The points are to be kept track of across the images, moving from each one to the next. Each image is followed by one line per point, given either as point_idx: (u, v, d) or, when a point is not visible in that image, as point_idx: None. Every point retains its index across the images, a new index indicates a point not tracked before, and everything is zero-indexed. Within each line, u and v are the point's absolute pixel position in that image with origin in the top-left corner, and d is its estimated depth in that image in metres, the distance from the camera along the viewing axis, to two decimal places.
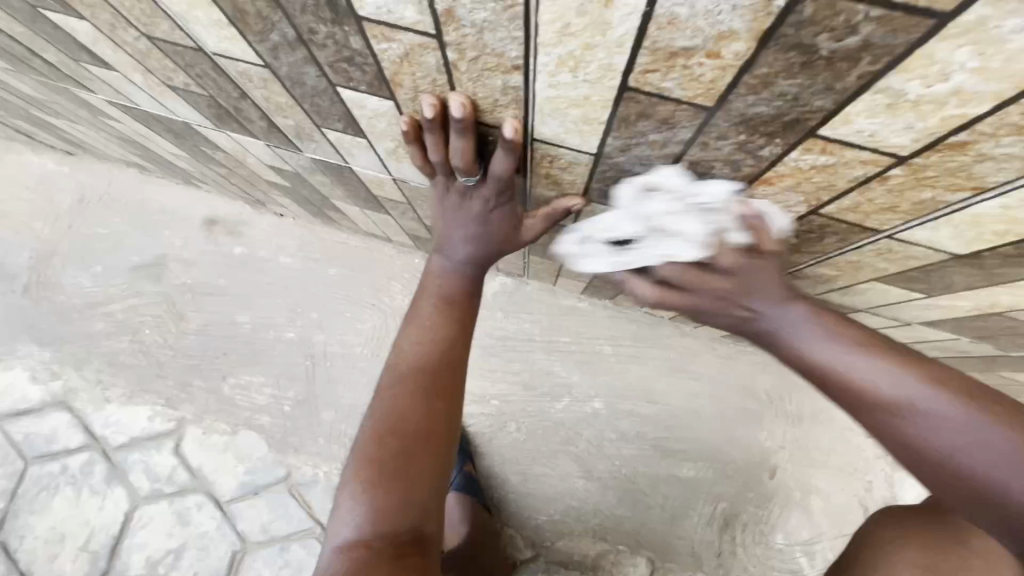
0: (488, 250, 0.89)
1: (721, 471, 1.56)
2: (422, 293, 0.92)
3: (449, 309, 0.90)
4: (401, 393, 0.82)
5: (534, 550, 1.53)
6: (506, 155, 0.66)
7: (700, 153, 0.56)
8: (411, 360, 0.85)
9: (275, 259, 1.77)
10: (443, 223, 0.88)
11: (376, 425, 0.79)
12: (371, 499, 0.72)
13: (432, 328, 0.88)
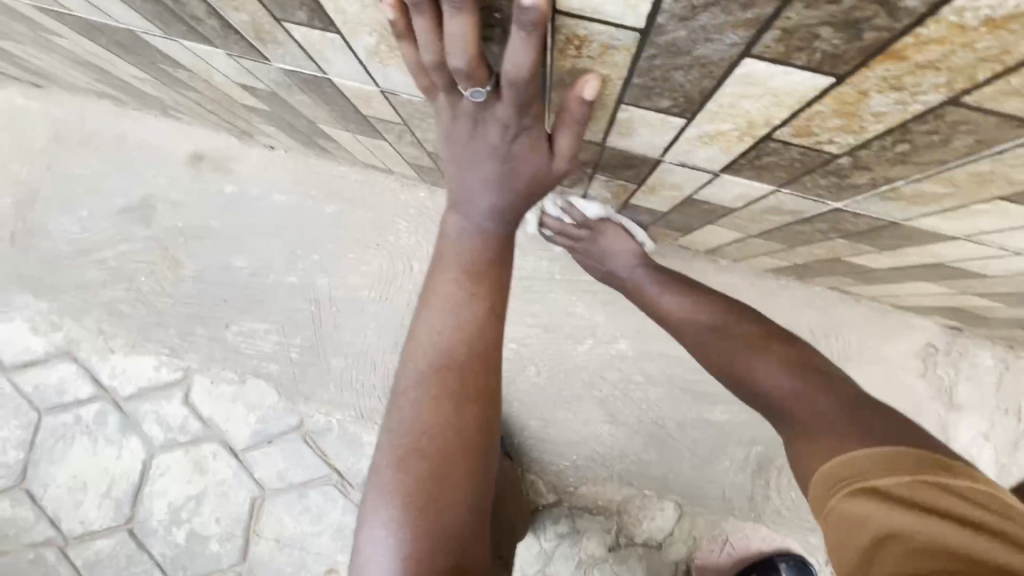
0: (515, 198, 0.76)
1: (757, 415, 1.46)
2: (438, 267, 0.80)
3: (473, 289, 0.78)
4: (431, 397, 0.74)
5: (557, 495, 1.47)
6: (522, 43, 0.49)
7: (803, 12, 0.38)
8: (434, 355, 0.76)
9: (269, 198, 1.62)
10: (459, 169, 0.75)
11: (408, 436, 0.73)
12: (408, 534, 0.68)
13: (455, 316, 0.77)
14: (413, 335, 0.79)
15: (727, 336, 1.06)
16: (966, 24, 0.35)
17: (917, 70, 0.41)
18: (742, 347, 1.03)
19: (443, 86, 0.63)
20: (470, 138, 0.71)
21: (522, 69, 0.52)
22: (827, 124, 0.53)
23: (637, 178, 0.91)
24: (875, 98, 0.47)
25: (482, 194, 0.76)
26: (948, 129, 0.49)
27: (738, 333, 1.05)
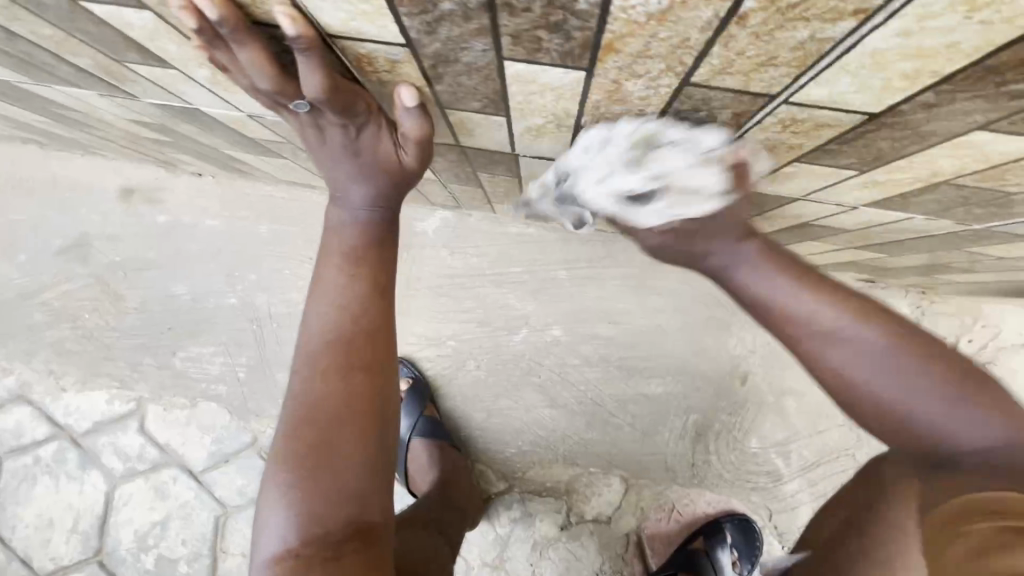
0: (385, 183, 0.75)
1: (690, 384, 1.51)
2: (324, 252, 0.79)
3: (358, 266, 0.77)
4: (319, 372, 0.72)
5: (507, 482, 1.52)
6: (308, 69, 0.53)
7: (512, 20, 0.42)
8: (322, 334, 0.75)
9: (202, 224, 1.65)
10: (325, 167, 0.76)
11: (298, 409, 0.71)
12: (300, 501, 0.65)
13: (340, 295, 0.76)
14: (304, 318, 0.77)
15: (903, 407, 0.64)
16: (639, 20, 0.40)
17: (637, 60, 0.46)
18: (924, 411, 0.63)
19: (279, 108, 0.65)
20: (321, 146, 0.72)
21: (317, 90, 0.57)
22: (612, 111, 0.58)
23: (513, 172, 0.95)
24: (629, 86, 0.51)
25: (352, 181, 0.75)
26: (706, 106, 0.53)
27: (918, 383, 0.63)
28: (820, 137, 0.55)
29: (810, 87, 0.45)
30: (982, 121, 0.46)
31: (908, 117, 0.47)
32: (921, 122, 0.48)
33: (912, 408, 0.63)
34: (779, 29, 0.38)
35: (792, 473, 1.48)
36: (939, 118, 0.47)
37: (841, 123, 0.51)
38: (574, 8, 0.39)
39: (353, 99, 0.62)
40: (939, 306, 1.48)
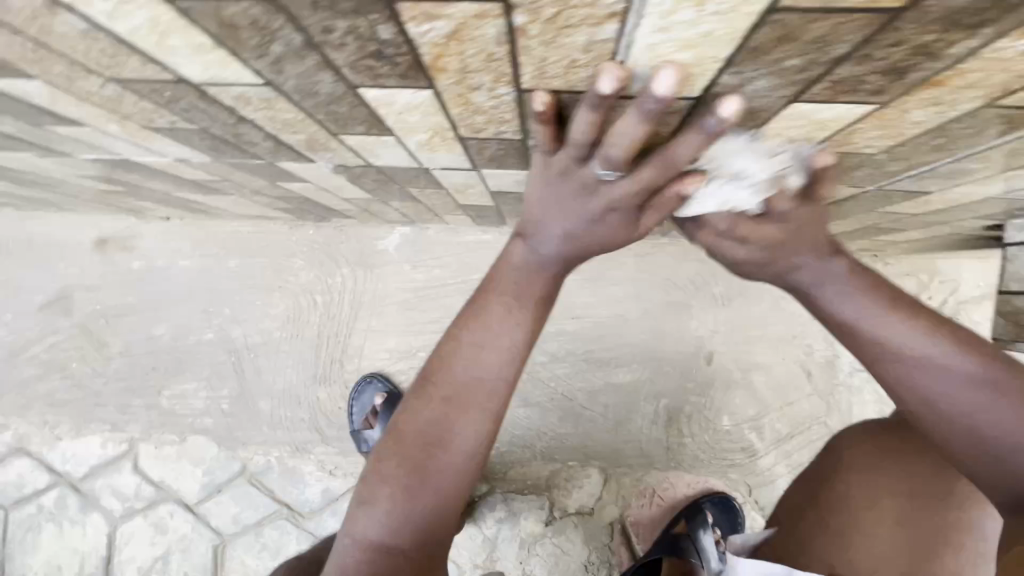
0: (573, 252, 0.72)
1: (658, 369, 1.54)
2: (492, 284, 0.76)
3: (517, 329, 0.75)
4: (443, 414, 0.75)
5: (489, 484, 1.55)
6: (539, 104, 0.52)
7: (338, 54, 0.47)
8: (462, 384, 0.75)
9: (174, 264, 1.71)
10: (534, 200, 0.68)
11: (403, 431, 0.76)
12: (401, 513, 0.73)
13: (502, 344, 0.75)
14: (445, 348, 0.77)
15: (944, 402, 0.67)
16: (441, 42, 0.44)
17: (465, 75, 0.50)
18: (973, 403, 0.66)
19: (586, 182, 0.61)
20: (568, 198, 0.65)
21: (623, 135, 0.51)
22: (477, 119, 0.61)
23: (436, 184, 0.99)
24: (475, 97, 0.55)
25: (551, 231, 0.70)
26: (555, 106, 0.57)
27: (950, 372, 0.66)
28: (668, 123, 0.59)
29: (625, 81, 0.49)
30: (792, 96, 0.49)
31: None
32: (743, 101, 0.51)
33: (949, 402, 0.67)
34: (560, 36, 0.41)
35: (766, 447, 1.51)
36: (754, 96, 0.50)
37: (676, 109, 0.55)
38: (380, 38, 0.43)
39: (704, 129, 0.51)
40: (895, 267, 1.50)
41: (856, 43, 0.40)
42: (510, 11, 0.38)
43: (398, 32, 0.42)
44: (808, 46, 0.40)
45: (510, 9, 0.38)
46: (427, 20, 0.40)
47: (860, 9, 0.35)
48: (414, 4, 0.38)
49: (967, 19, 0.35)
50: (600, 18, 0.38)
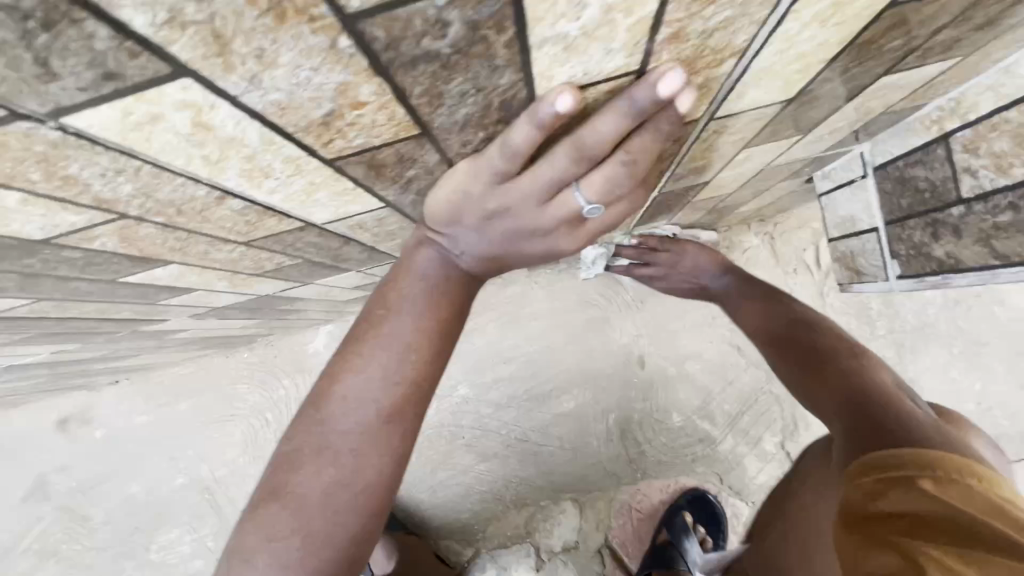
0: (502, 253, 0.57)
1: (597, 388, 1.56)
2: (393, 291, 0.61)
3: (425, 347, 0.61)
4: (347, 461, 0.57)
5: (473, 547, 1.57)
6: (527, 138, 0.40)
7: (57, 271, 0.54)
8: (368, 421, 0.58)
9: (133, 422, 1.79)
10: (458, 207, 0.50)
11: (287, 494, 0.57)
12: (295, 560, 0.55)
13: (411, 365, 0.60)
14: (337, 376, 0.60)
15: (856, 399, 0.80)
16: (125, 244, 0.51)
17: (181, 248, 0.56)
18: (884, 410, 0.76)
19: (567, 210, 0.49)
20: (531, 229, 0.51)
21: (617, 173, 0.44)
22: (245, 262, 0.68)
23: (297, 297, 1.06)
24: (215, 255, 0.62)
25: (466, 232, 0.54)
26: (294, 239, 0.63)
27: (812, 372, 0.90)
28: (398, 221, 0.65)
29: (310, 215, 0.55)
30: None
31: (413, 196, 0.57)
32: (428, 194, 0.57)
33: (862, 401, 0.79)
34: (206, 215, 0.48)
35: (722, 431, 1.53)
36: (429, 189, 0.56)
37: (383, 213, 0.61)
38: (72, 256, 0.50)
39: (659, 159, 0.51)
40: (785, 224, 1.53)
41: (433, 150, 0.46)
42: (140, 218, 0.45)
43: (81, 249, 0.49)
44: (401, 163, 0.47)
45: (140, 216, 0.45)
46: (90, 239, 0.47)
47: (393, 140, 0.41)
48: (61, 236, 0.45)
49: (484, 120, 0.42)
50: (216, 199, 0.45)
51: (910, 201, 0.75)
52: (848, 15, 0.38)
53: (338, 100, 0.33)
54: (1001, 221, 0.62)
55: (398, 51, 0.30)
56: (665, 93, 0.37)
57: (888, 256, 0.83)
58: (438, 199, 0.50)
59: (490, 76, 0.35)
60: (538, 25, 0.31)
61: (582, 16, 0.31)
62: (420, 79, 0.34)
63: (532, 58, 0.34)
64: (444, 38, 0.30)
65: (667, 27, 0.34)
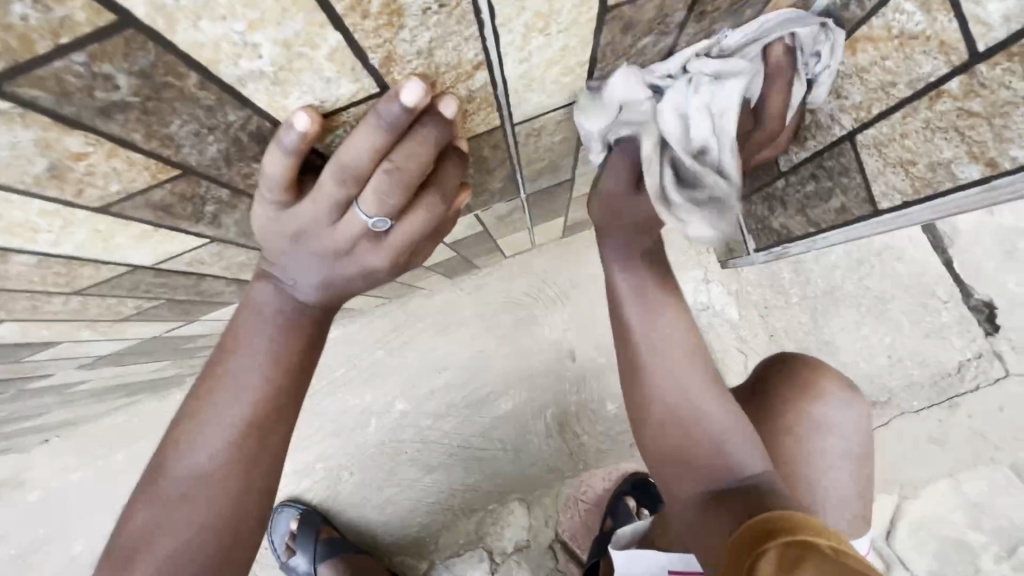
0: (332, 273, 0.55)
1: (532, 386, 1.58)
2: (233, 324, 0.58)
3: (271, 387, 0.58)
4: (191, 504, 0.55)
5: (427, 558, 1.57)
6: (282, 165, 0.42)
7: None
8: (210, 459, 0.56)
9: (68, 480, 1.71)
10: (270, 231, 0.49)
11: (132, 541, 0.55)
12: None
13: (253, 400, 0.57)
14: (182, 421, 0.57)
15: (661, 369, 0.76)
16: None
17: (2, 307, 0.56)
18: (720, 427, 0.72)
19: (359, 222, 0.49)
20: (336, 243, 0.51)
21: (388, 183, 0.45)
22: (96, 310, 0.68)
23: (195, 336, 1.05)
24: (52, 308, 0.61)
25: (290, 258, 0.53)
26: (135, 283, 0.63)
27: (681, 368, 0.76)
28: (240, 251, 0.66)
29: (130, 259, 0.55)
30: None
31: (234, 227, 0.57)
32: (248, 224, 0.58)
33: (700, 425, 0.72)
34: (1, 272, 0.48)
35: None
36: (244, 219, 0.56)
37: (217, 247, 0.62)
38: None
39: (456, 162, 0.51)
40: None
41: (217, 186, 0.47)
42: None
43: None
44: (188, 201, 0.47)
45: None
46: None
47: (157, 182, 0.42)
48: None
49: (244, 153, 0.43)
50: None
51: (748, 179, 0.84)
52: (567, 21, 0.40)
53: (49, 155, 0.34)
54: (813, 190, 0.74)
55: (77, 105, 0.31)
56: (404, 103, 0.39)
57: (745, 231, 0.92)
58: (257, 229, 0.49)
59: (209, 113, 0.36)
60: (217, 66, 0.32)
61: (260, 54, 0.32)
62: (130, 127, 0.34)
63: (245, 95, 0.35)
64: (118, 89, 0.31)
65: (372, 53, 0.36)
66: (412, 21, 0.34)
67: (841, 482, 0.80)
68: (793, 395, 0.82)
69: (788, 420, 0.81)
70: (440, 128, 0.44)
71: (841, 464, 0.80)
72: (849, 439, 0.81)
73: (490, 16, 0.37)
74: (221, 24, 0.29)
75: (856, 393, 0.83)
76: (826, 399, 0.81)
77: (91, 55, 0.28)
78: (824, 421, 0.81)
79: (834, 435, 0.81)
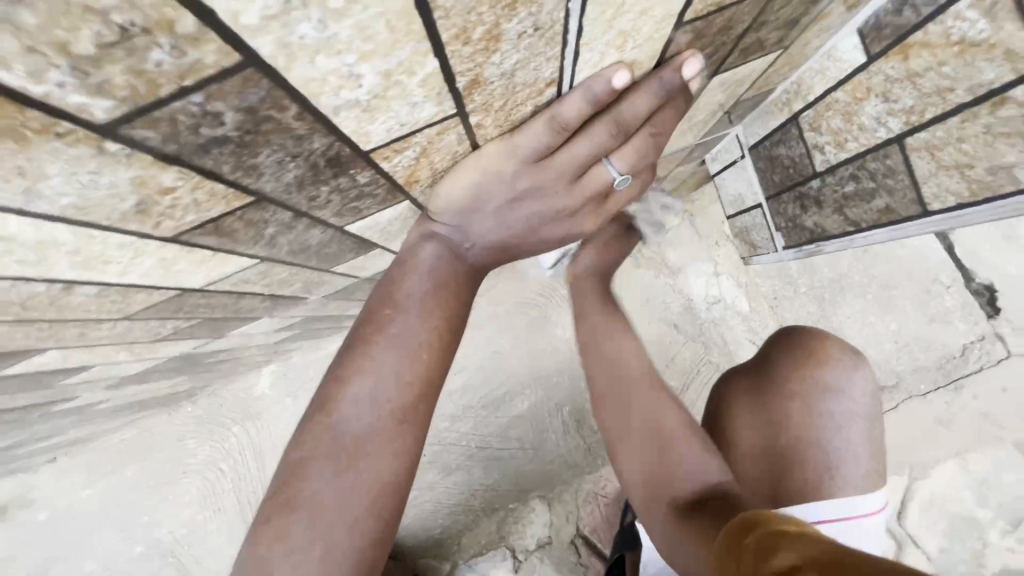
0: (514, 226, 0.57)
1: (548, 384, 1.59)
2: (392, 288, 0.58)
3: (435, 347, 0.58)
4: (362, 466, 0.54)
5: (449, 560, 1.57)
6: (579, 116, 0.45)
7: None
8: (377, 423, 0.55)
9: (76, 497, 1.67)
10: (480, 184, 0.51)
11: (298, 510, 0.52)
12: None
13: (421, 361, 0.57)
14: (344, 381, 0.56)
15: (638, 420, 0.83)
16: None
17: (51, 337, 0.55)
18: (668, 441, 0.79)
19: (599, 180, 0.54)
20: (555, 200, 0.55)
21: (649, 142, 0.51)
22: (135, 334, 0.66)
23: (217, 352, 1.03)
24: (96, 334, 0.60)
25: (479, 214, 0.54)
26: (180, 305, 0.62)
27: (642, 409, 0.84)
28: (284, 269, 0.65)
29: (182, 284, 0.55)
30: (328, 228, 0.56)
31: (286, 248, 0.57)
32: (301, 244, 0.57)
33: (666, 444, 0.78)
34: (61, 304, 0.47)
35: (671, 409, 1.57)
36: (299, 239, 0.55)
37: (264, 267, 0.61)
38: None
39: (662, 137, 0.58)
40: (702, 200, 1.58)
41: (283, 210, 0.46)
42: None
43: None
44: (252, 225, 0.47)
45: None
46: None
47: (229, 210, 0.41)
48: None
49: (317, 177, 0.42)
50: (62, 291, 0.44)
51: (780, 177, 0.83)
52: (643, 38, 0.41)
53: (140, 191, 0.33)
54: (848, 191, 0.72)
55: (181, 143, 0.30)
56: (688, 74, 0.46)
57: (772, 228, 0.93)
58: (453, 190, 0.52)
59: (298, 142, 0.36)
60: (320, 98, 0.31)
61: (361, 85, 0.32)
62: (222, 160, 0.34)
63: (334, 123, 0.35)
64: (223, 125, 0.30)
65: (461, 77, 0.36)
66: (506, 45, 0.34)
67: (851, 443, 0.77)
68: (793, 362, 0.81)
69: (791, 380, 0.80)
70: (691, 101, 0.52)
71: (850, 425, 0.78)
72: (857, 395, 0.79)
73: (578, 37, 0.37)
74: (335, 58, 0.28)
75: (854, 357, 0.81)
76: (825, 365, 0.80)
77: (208, 94, 0.27)
78: (831, 382, 0.79)
79: (838, 401, 0.79)
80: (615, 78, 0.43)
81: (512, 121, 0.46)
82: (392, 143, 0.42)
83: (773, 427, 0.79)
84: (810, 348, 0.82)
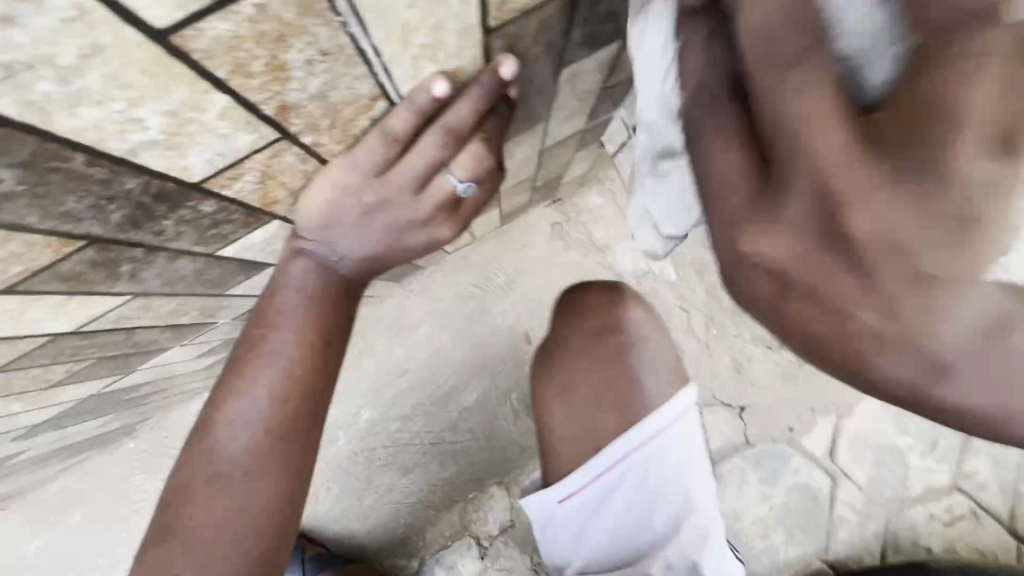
0: (375, 243, 0.58)
1: (493, 373, 1.61)
2: (266, 309, 0.60)
3: (310, 362, 0.61)
4: (245, 475, 0.59)
5: (417, 557, 1.61)
6: (410, 125, 0.47)
7: None
8: (256, 436, 0.59)
9: (24, 550, 1.62)
10: (333, 200, 0.52)
11: (188, 518, 0.58)
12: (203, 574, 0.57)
13: (297, 376, 0.60)
14: (224, 402, 0.60)
15: None
16: None
17: None
18: None
19: (443, 190, 0.54)
20: (406, 213, 0.55)
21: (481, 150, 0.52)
22: (21, 383, 0.65)
23: (137, 386, 1.01)
24: None
25: (339, 231, 0.56)
26: (60, 348, 0.61)
27: None
28: (167, 300, 0.64)
29: (48, 329, 0.54)
30: (195, 257, 0.55)
31: (155, 280, 0.56)
32: (172, 274, 0.57)
33: None
34: None
35: None
36: (166, 270, 0.55)
37: (141, 301, 0.60)
38: None
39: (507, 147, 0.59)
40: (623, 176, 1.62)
41: (129, 247, 0.46)
42: None
43: None
44: (100, 266, 0.46)
45: None
46: None
47: (60, 256, 0.41)
48: None
49: (151, 214, 0.42)
50: None
51: None
52: (454, 48, 0.42)
53: None
54: None
55: None
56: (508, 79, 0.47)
57: None
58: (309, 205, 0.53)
59: (106, 185, 0.36)
60: (105, 144, 0.32)
61: (147, 127, 0.32)
62: (22, 212, 0.34)
63: (139, 163, 0.35)
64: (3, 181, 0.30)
65: (264, 105, 0.37)
66: (298, 73, 0.35)
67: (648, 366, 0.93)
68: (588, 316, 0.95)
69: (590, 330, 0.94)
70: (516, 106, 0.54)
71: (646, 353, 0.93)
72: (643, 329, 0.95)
73: (376, 55, 0.38)
74: (100, 108, 0.29)
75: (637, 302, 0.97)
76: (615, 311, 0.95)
77: None
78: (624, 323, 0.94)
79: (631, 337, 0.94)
80: (435, 85, 0.44)
81: (351, 135, 0.47)
82: (221, 173, 0.42)
83: (584, 371, 0.93)
84: (601, 303, 0.96)
